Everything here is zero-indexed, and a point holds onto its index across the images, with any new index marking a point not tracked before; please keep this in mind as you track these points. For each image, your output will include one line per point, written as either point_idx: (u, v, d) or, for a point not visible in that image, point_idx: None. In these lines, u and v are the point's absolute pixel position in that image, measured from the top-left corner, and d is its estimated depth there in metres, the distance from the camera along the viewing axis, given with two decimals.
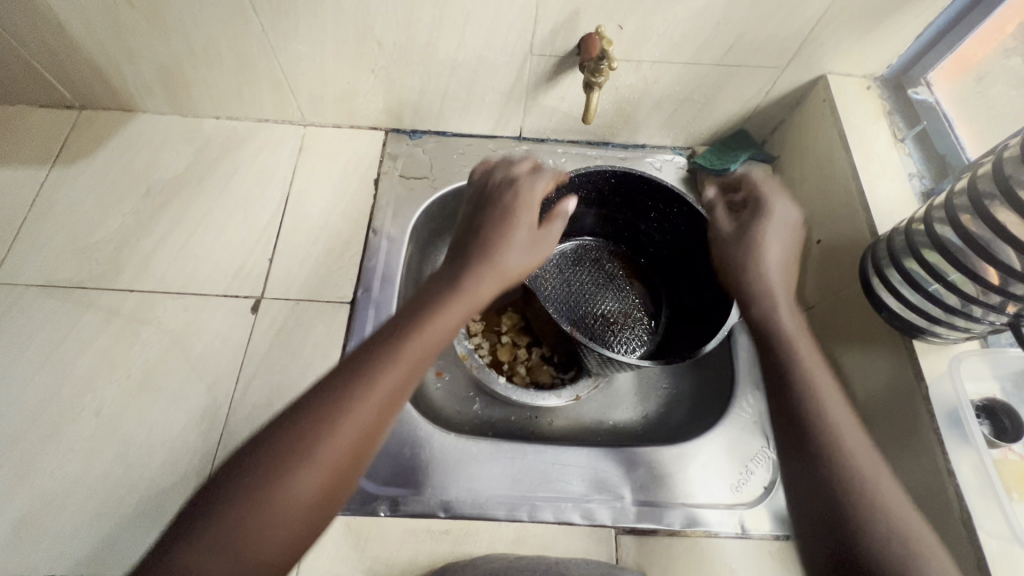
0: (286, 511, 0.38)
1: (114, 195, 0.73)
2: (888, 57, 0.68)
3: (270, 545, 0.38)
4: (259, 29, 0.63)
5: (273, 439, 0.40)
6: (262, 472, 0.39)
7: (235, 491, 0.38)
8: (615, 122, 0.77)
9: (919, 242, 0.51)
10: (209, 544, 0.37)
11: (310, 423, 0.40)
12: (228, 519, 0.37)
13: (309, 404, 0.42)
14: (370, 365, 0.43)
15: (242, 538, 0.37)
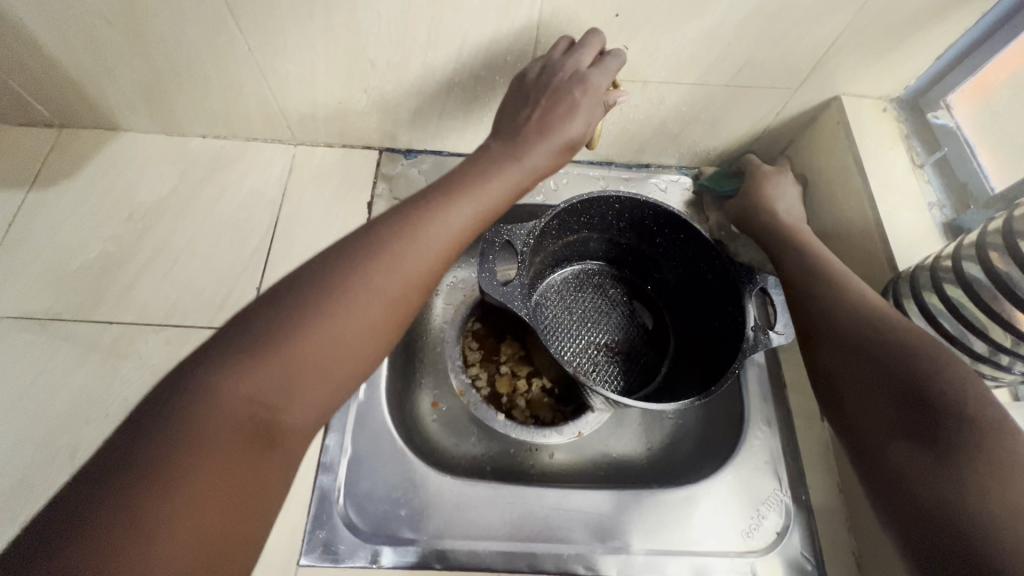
0: (306, 368, 0.37)
1: (94, 219, 0.70)
2: (905, 78, 0.65)
3: (295, 414, 0.37)
4: (245, 48, 0.60)
5: (286, 299, 0.38)
6: (281, 327, 0.37)
7: (240, 345, 0.36)
8: (619, 142, 0.74)
9: (947, 284, 0.48)
10: (215, 396, 0.34)
11: (328, 286, 0.39)
12: (239, 381, 0.35)
13: (326, 271, 0.40)
14: (396, 240, 0.42)
15: (255, 395, 0.35)
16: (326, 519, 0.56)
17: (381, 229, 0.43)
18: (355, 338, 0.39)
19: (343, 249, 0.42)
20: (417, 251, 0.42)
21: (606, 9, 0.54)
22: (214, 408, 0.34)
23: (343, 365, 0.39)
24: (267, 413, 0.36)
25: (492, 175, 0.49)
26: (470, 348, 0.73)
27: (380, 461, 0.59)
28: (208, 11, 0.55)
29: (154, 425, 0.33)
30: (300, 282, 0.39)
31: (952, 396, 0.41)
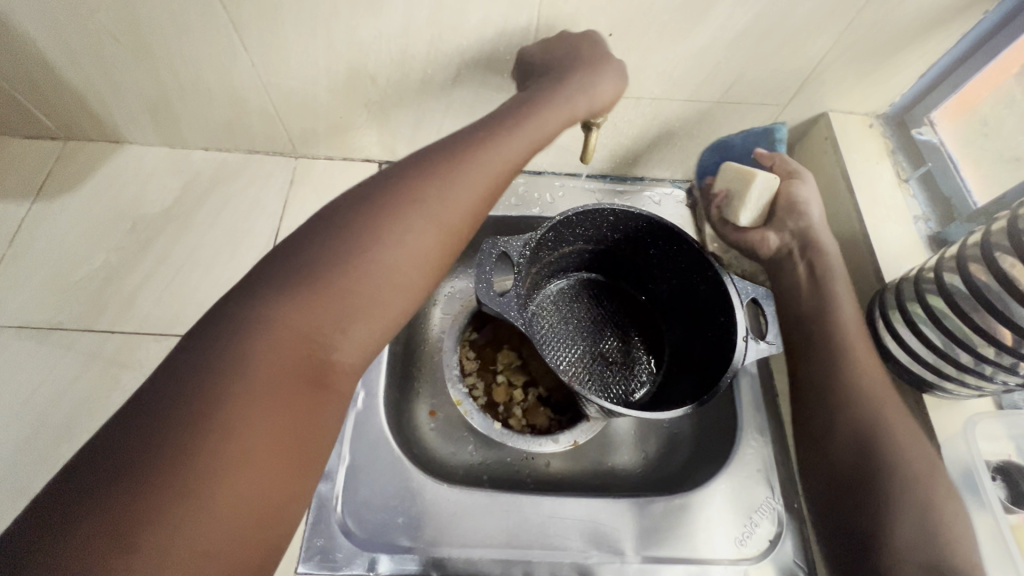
0: (350, 308, 0.40)
1: (98, 230, 0.71)
2: (891, 95, 0.67)
3: (341, 354, 0.41)
4: (250, 64, 0.62)
5: (329, 239, 0.42)
6: (325, 267, 0.40)
7: (289, 284, 0.40)
8: (614, 156, 0.76)
9: (928, 295, 0.49)
10: (263, 339, 0.37)
11: (367, 228, 0.42)
12: (285, 323, 0.38)
13: (364, 214, 0.43)
14: (426, 191, 0.45)
15: (297, 338, 0.38)
16: (324, 527, 0.56)
17: (412, 175, 0.46)
18: (394, 280, 0.42)
19: (377, 193, 0.45)
20: (450, 196, 0.45)
21: (600, 29, 0.56)
22: (261, 352, 0.37)
23: (384, 302, 0.42)
24: (312, 354, 0.39)
25: (514, 133, 0.51)
26: (467, 357, 0.74)
27: (378, 469, 0.60)
28: (214, 28, 0.57)
29: (202, 362, 0.36)
30: (340, 221, 0.43)
31: (905, 447, 0.48)
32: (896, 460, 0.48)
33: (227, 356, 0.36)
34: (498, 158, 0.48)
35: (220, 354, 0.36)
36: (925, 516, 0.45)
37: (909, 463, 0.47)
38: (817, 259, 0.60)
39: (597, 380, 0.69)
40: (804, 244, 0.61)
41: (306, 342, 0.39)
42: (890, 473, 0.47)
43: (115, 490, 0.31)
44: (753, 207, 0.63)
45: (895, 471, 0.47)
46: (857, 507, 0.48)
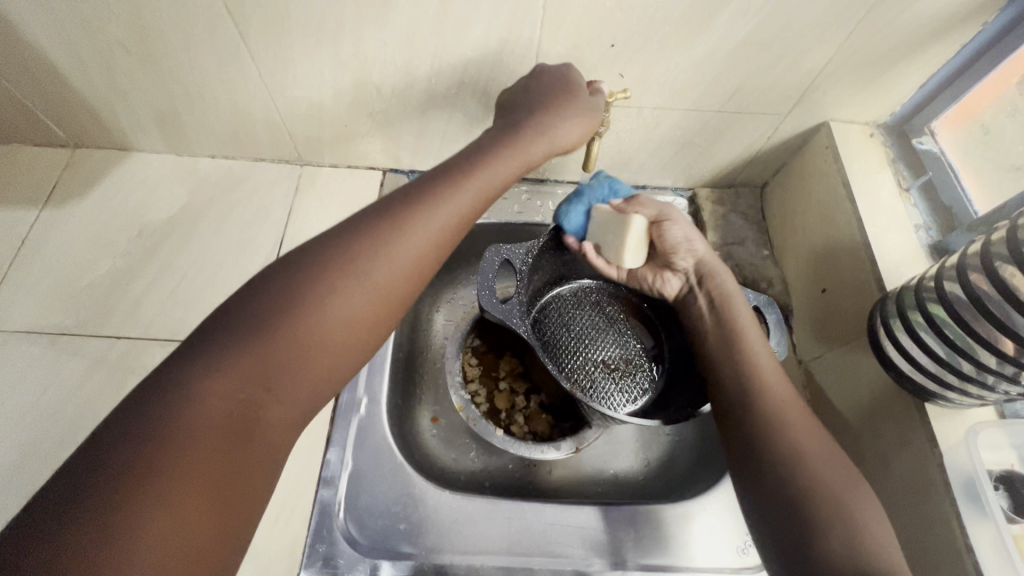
0: (295, 360, 0.38)
1: (105, 237, 0.72)
2: (891, 105, 0.67)
3: (276, 407, 0.38)
4: (256, 74, 0.63)
5: (276, 287, 0.39)
6: (269, 317, 0.37)
7: (221, 340, 0.36)
8: (615, 164, 0.76)
9: (929, 304, 0.50)
10: (191, 397, 0.34)
11: (320, 273, 0.39)
12: (225, 378, 0.35)
13: (316, 259, 0.40)
14: (401, 228, 0.42)
15: (234, 391, 0.35)
16: (327, 534, 0.56)
17: (370, 216, 0.43)
18: (342, 330, 0.40)
19: (341, 236, 0.42)
20: (415, 235, 0.43)
21: (602, 40, 0.57)
22: (192, 408, 0.34)
23: (330, 352, 0.40)
24: (245, 408, 0.36)
25: (487, 162, 0.49)
26: (470, 364, 0.75)
27: (380, 476, 0.60)
28: (221, 39, 0.58)
29: (132, 430, 0.32)
30: (291, 270, 0.40)
31: (796, 428, 0.46)
32: (792, 445, 0.45)
33: (154, 416, 0.33)
34: (467, 195, 0.46)
35: (153, 417, 0.33)
36: (833, 501, 0.42)
37: (805, 447, 0.45)
38: (715, 292, 0.57)
39: (599, 390, 0.68)
40: (700, 275, 0.59)
41: (239, 397, 0.35)
42: (792, 461, 0.45)
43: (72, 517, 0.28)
44: (634, 254, 0.60)
45: (795, 457, 0.45)
46: (777, 508, 0.44)
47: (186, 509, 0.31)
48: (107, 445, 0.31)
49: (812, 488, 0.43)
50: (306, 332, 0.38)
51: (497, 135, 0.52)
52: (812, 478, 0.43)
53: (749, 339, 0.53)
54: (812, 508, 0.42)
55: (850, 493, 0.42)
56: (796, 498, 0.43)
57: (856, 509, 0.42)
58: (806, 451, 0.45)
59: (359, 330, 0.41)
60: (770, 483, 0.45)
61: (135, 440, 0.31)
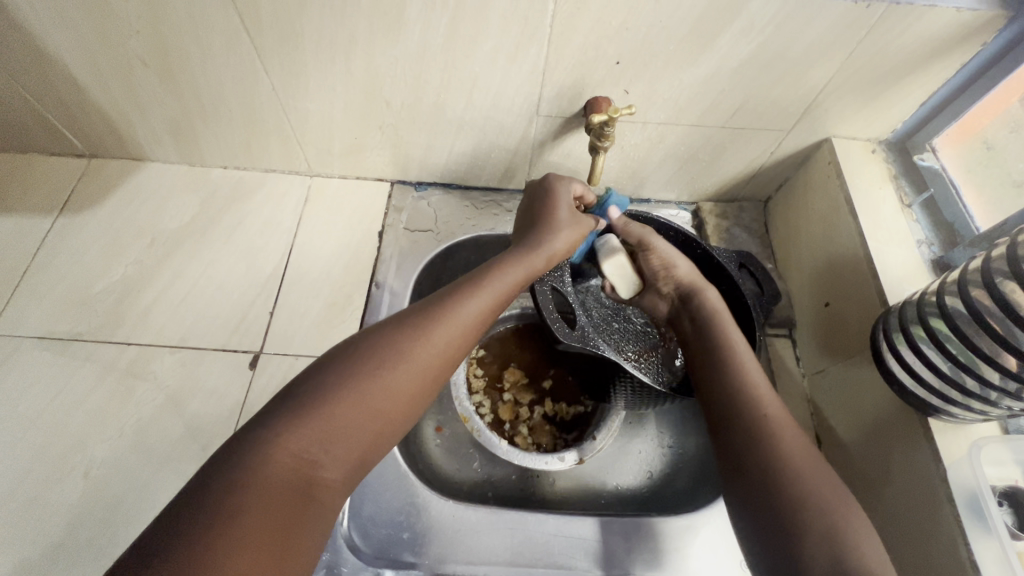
0: (350, 431, 0.40)
1: (118, 244, 0.73)
2: (893, 122, 0.68)
3: (332, 470, 0.39)
4: (270, 88, 0.64)
5: (336, 365, 0.43)
6: (331, 389, 0.41)
7: (291, 405, 0.40)
8: (620, 177, 0.77)
9: (931, 319, 0.50)
10: (268, 455, 0.37)
11: (373, 357, 0.43)
12: (295, 441, 0.38)
13: (371, 340, 0.45)
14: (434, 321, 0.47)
15: (304, 453, 0.38)
16: (330, 540, 0.57)
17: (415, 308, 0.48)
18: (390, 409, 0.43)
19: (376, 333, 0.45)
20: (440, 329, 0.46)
21: (607, 57, 0.58)
22: (266, 467, 0.37)
23: (379, 427, 0.42)
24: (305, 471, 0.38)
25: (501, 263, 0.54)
26: (475, 375, 0.75)
27: (384, 485, 0.61)
28: (237, 54, 0.60)
29: (216, 491, 0.35)
30: (349, 351, 0.44)
31: (785, 439, 0.47)
32: (778, 455, 0.46)
33: (240, 473, 0.36)
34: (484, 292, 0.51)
35: (241, 478, 0.35)
36: (822, 511, 0.42)
37: (794, 455, 0.46)
38: (702, 308, 0.57)
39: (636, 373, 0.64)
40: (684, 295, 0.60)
41: (309, 455, 0.38)
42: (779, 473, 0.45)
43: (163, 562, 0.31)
44: (622, 277, 0.64)
45: (783, 467, 0.45)
46: (762, 515, 0.44)
47: (256, 548, 0.33)
48: (194, 502, 0.34)
49: (796, 499, 0.43)
50: (349, 415, 0.40)
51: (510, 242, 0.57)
52: (799, 490, 0.44)
53: (744, 355, 0.53)
54: (798, 517, 0.43)
55: (837, 504, 0.43)
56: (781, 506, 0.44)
57: (842, 517, 0.42)
58: (794, 460, 0.45)
59: (405, 412, 0.44)
60: (756, 493, 0.45)
61: (221, 499, 0.34)
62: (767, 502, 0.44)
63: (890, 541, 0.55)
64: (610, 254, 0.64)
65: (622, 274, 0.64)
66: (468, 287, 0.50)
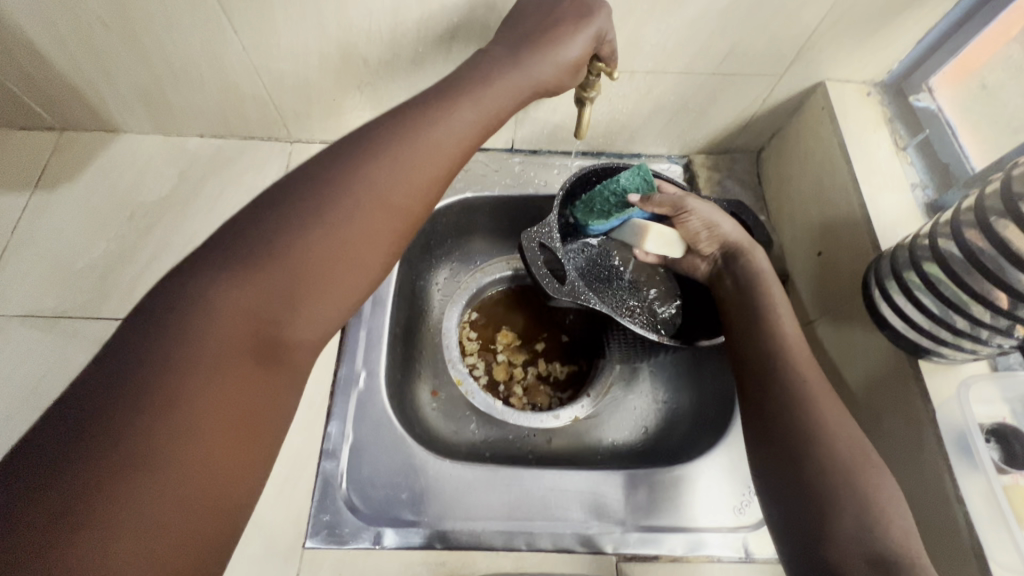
0: (308, 284, 0.40)
1: (98, 219, 0.71)
2: (889, 62, 0.66)
3: (293, 327, 0.40)
4: (240, 48, 0.62)
5: (270, 216, 0.41)
6: (268, 242, 0.39)
7: (236, 253, 0.39)
8: (610, 131, 0.75)
9: (922, 260, 0.50)
10: (200, 315, 0.36)
11: (332, 182, 0.42)
12: (223, 302, 0.37)
13: (308, 183, 0.42)
14: (404, 160, 0.44)
15: (237, 316, 0.37)
16: (331, 499, 0.58)
17: (351, 149, 0.44)
18: (332, 262, 0.41)
19: (340, 161, 0.43)
20: (411, 161, 0.44)
21: None
22: (214, 331, 0.36)
23: (321, 281, 0.41)
24: (269, 330, 0.39)
25: (477, 94, 0.49)
26: (469, 338, 0.76)
27: (381, 449, 0.61)
28: (201, 11, 0.57)
29: (146, 363, 0.34)
30: (308, 180, 0.43)
31: (827, 415, 0.45)
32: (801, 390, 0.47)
33: (189, 330, 0.36)
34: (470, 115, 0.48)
35: (173, 345, 0.35)
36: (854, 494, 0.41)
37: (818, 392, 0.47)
38: (744, 270, 0.56)
39: (639, 320, 0.65)
40: (727, 259, 0.58)
41: (251, 315, 0.38)
42: (803, 405, 0.46)
43: (101, 429, 0.31)
44: (665, 243, 0.62)
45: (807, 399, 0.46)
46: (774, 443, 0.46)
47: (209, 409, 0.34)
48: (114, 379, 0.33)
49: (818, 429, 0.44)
50: (307, 259, 0.40)
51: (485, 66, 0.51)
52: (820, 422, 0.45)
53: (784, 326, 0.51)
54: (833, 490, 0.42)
55: (872, 477, 0.42)
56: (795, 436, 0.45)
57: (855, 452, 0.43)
58: (817, 396, 0.46)
59: (349, 266, 0.42)
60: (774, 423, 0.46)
61: (165, 366, 0.34)
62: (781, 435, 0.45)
63: None
64: (642, 232, 0.63)
65: (664, 241, 0.62)
66: (414, 125, 0.46)
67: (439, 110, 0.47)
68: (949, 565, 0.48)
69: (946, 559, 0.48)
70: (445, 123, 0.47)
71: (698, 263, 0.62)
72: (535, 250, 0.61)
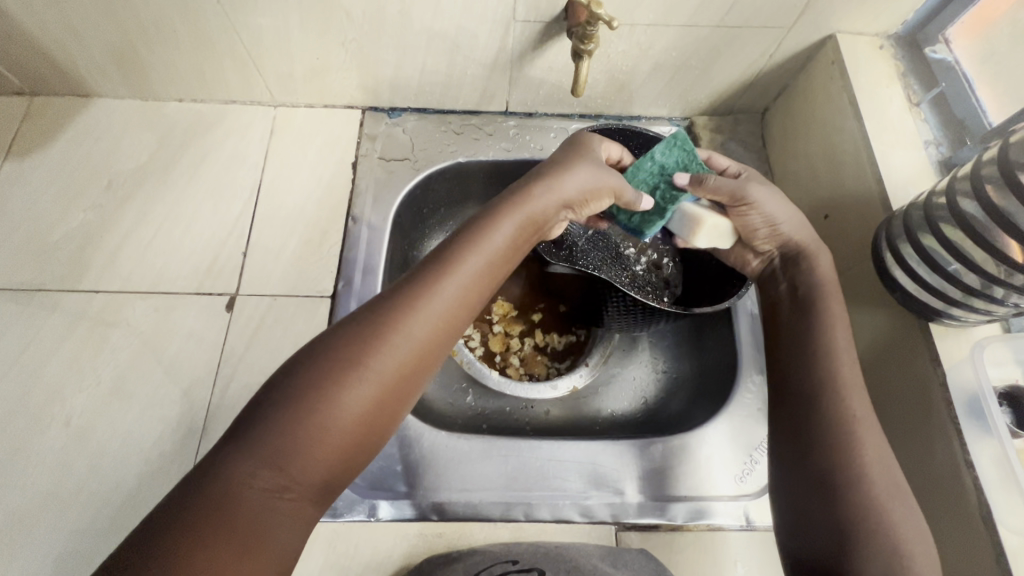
0: (331, 430, 0.36)
1: (73, 188, 0.68)
2: (904, 12, 0.62)
3: (311, 468, 0.36)
4: (214, 2, 0.58)
5: (303, 374, 0.37)
6: (296, 402, 0.36)
7: (279, 403, 0.36)
8: (608, 91, 0.72)
9: (937, 218, 0.47)
10: (228, 489, 0.33)
11: (359, 350, 0.38)
12: (252, 465, 0.34)
13: (336, 349, 0.38)
14: (430, 294, 0.41)
15: (267, 483, 0.34)
16: None
17: (392, 294, 0.41)
18: (359, 419, 0.37)
19: (371, 312, 0.40)
20: (434, 314, 0.40)
21: None
22: (239, 487, 0.33)
23: (351, 436, 0.37)
24: (285, 476, 0.35)
25: (506, 232, 0.46)
26: None
27: None
28: None
29: (179, 541, 0.31)
30: (338, 336, 0.39)
31: (864, 451, 0.43)
32: (851, 435, 0.43)
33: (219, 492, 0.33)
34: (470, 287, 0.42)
35: (210, 520, 0.32)
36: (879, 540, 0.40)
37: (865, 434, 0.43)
38: (808, 273, 0.51)
39: (640, 286, 0.63)
40: (789, 259, 0.53)
41: (276, 464, 0.34)
42: (846, 451, 0.43)
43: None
44: (719, 236, 0.56)
45: (851, 443, 0.43)
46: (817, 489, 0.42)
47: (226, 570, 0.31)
48: (144, 549, 0.30)
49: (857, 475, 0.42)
50: (340, 408, 0.36)
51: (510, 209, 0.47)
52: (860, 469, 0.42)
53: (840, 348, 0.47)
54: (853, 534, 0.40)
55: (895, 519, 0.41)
56: (834, 482, 0.42)
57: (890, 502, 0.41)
58: (861, 439, 0.43)
59: (377, 424, 0.38)
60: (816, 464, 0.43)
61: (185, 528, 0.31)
62: (823, 485, 0.42)
63: None
64: (697, 225, 0.56)
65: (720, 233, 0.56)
66: (442, 269, 0.42)
67: (478, 244, 0.44)
68: (955, 529, 0.47)
69: (951, 523, 0.47)
70: (481, 261, 0.43)
71: (755, 259, 0.56)
72: None
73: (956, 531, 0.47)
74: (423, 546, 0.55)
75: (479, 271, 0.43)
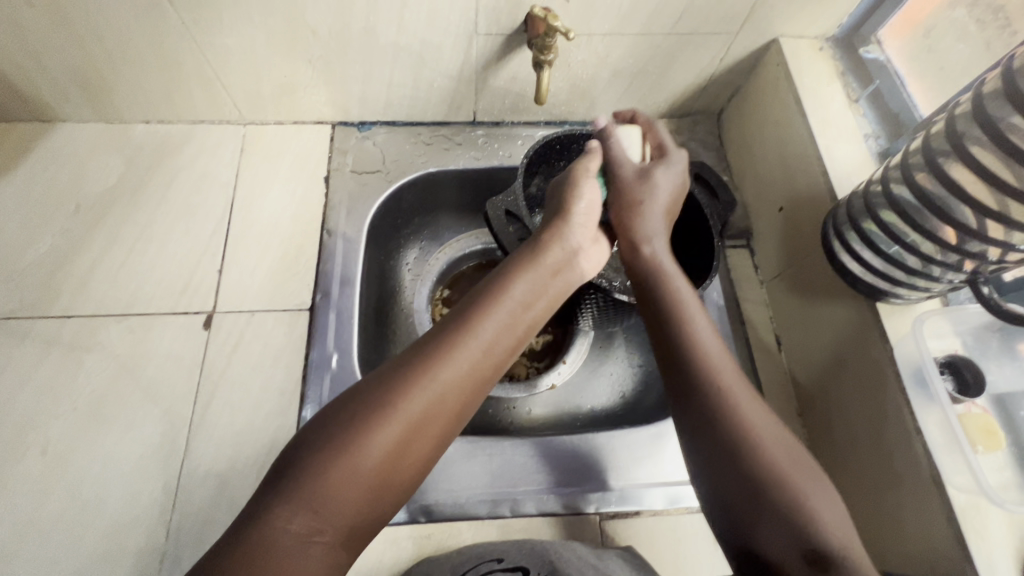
0: (365, 475, 0.37)
1: (40, 213, 0.68)
2: (840, 17, 0.66)
3: (342, 508, 0.36)
4: (179, 24, 0.59)
5: (337, 421, 0.38)
6: (330, 445, 0.37)
7: (317, 442, 0.37)
8: (571, 99, 0.75)
9: (876, 204, 0.51)
10: (263, 532, 0.34)
11: (387, 397, 0.39)
12: (288, 507, 0.35)
13: (369, 395, 0.39)
14: (458, 342, 0.42)
15: (300, 523, 0.34)
16: None
17: (428, 340, 0.43)
18: (386, 460, 0.38)
19: (405, 359, 0.41)
20: (460, 365, 0.41)
21: None
22: (277, 529, 0.34)
23: (380, 476, 0.37)
24: (315, 520, 0.35)
25: (517, 280, 0.47)
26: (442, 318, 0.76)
27: None
28: None
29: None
30: (371, 383, 0.40)
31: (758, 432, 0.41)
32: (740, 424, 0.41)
33: (255, 533, 0.34)
34: (497, 332, 0.44)
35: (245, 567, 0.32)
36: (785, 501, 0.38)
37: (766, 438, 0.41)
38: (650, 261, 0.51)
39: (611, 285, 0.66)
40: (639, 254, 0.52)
41: (312, 506, 0.35)
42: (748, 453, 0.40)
43: None
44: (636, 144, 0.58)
45: (746, 445, 0.40)
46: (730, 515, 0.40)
47: None
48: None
49: (769, 480, 0.39)
50: (369, 453, 0.37)
51: (521, 261, 0.49)
52: (766, 472, 0.39)
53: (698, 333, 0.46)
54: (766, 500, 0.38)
55: (806, 488, 0.39)
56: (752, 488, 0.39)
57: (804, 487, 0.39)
58: (754, 423, 0.41)
59: (403, 467, 0.38)
60: (718, 487, 0.41)
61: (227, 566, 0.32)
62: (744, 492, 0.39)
63: (846, 426, 0.58)
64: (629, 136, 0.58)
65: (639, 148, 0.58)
66: (468, 322, 0.43)
67: (496, 292, 0.46)
68: (912, 496, 0.50)
69: (907, 489, 0.50)
70: (501, 309, 0.45)
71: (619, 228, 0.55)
72: (502, 219, 0.60)
73: (912, 496, 0.50)
74: (413, 550, 0.56)
75: (506, 317, 0.45)
